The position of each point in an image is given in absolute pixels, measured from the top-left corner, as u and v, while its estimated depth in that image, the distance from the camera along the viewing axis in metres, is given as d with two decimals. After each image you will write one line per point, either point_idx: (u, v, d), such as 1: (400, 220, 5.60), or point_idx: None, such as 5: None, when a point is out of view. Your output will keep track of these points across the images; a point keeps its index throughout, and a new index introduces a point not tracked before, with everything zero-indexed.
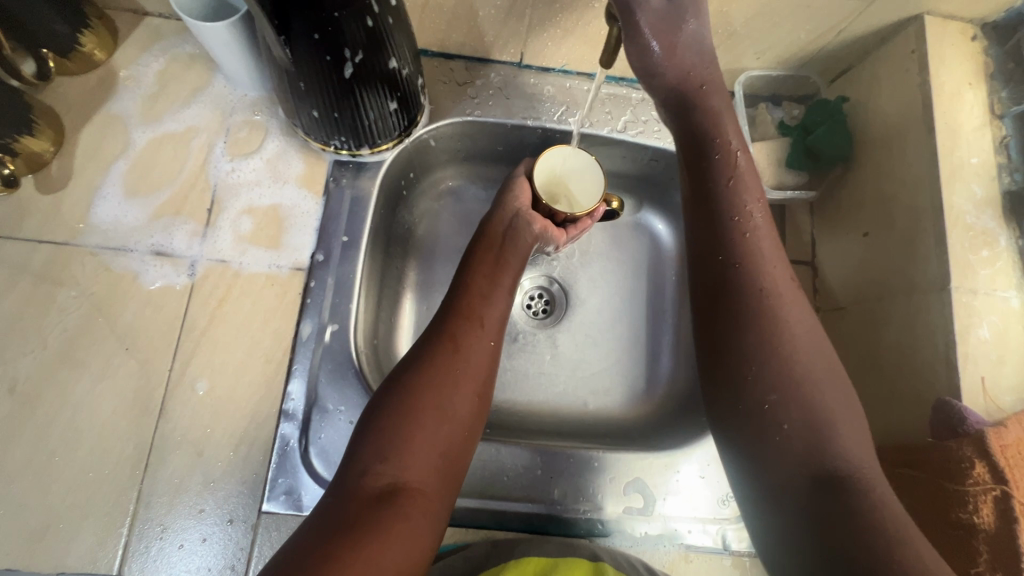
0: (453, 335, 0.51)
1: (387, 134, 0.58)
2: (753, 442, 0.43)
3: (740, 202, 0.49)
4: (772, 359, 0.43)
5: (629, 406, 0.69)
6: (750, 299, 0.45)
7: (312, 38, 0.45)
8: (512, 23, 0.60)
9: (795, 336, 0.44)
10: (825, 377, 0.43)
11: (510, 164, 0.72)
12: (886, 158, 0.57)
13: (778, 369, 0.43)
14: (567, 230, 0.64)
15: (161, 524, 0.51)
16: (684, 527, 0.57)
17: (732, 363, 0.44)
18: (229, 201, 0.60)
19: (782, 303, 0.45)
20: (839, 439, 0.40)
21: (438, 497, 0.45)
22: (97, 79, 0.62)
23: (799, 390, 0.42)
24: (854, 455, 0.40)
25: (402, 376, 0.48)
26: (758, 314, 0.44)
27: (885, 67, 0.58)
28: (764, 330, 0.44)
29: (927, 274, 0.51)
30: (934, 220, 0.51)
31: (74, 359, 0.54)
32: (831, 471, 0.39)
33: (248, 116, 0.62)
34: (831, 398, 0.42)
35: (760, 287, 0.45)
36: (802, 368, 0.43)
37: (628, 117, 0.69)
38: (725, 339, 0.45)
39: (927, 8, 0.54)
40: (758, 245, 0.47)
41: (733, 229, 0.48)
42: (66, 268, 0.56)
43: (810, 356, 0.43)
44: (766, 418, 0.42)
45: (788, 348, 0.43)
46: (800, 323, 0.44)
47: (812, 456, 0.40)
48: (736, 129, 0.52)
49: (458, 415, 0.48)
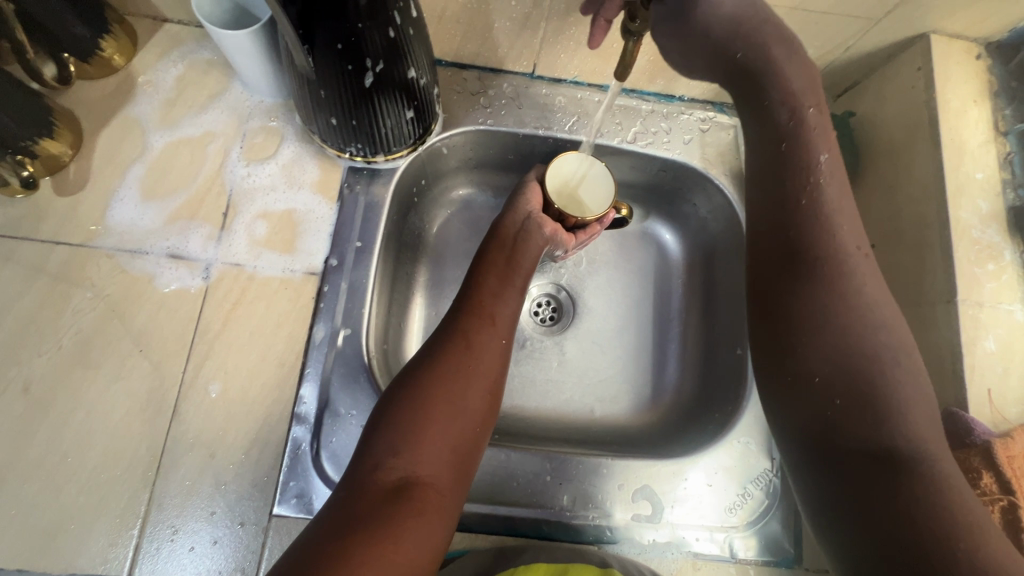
0: (466, 333, 0.52)
1: (401, 142, 0.59)
2: (802, 411, 0.44)
3: (805, 161, 0.47)
4: (824, 329, 0.43)
5: (635, 413, 0.70)
6: (810, 268, 0.45)
7: (335, 48, 0.46)
8: (526, 35, 0.61)
9: (855, 303, 0.43)
10: (884, 341, 0.42)
11: (520, 172, 0.73)
12: (892, 172, 0.58)
13: (834, 339, 0.43)
14: (576, 235, 0.65)
15: (172, 527, 0.51)
16: (691, 534, 0.57)
17: (788, 332, 0.45)
18: (244, 206, 0.60)
19: (840, 268, 0.44)
20: (891, 406, 0.40)
21: (451, 492, 0.45)
22: (116, 83, 0.63)
23: (852, 359, 0.42)
24: (911, 423, 0.40)
25: (414, 372, 0.49)
26: (814, 279, 0.44)
27: (891, 83, 0.59)
28: (825, 295, 0.44)
29: (933, 286, 0.52)
30: (941, 234, 0.52)
31: (89, 359, 0.54)
32: (885, 439, 0.39)
33: (264, 122, 0.63)
34: (888, 360, 0.42)
35: (816, 253, 0.45)
36: (860, 334, 0.42)
37: (638, 129, 0.69)
38: (777, 305, 0.46)
39: (933, 28, 0.55)
40: (818, 207, 0.46)
41: (793, 191, 0.46)
42: (82, 270, 0.57)
43: (866, 324, 0.43)
44: (813, 386, 0.43)
45: (847, 318, 0.43)
46: (858, 288, 0.44)
47: (858, 424, 0.40)
48: (806, 78, 0.48)
49: (470, 411, 0.48)
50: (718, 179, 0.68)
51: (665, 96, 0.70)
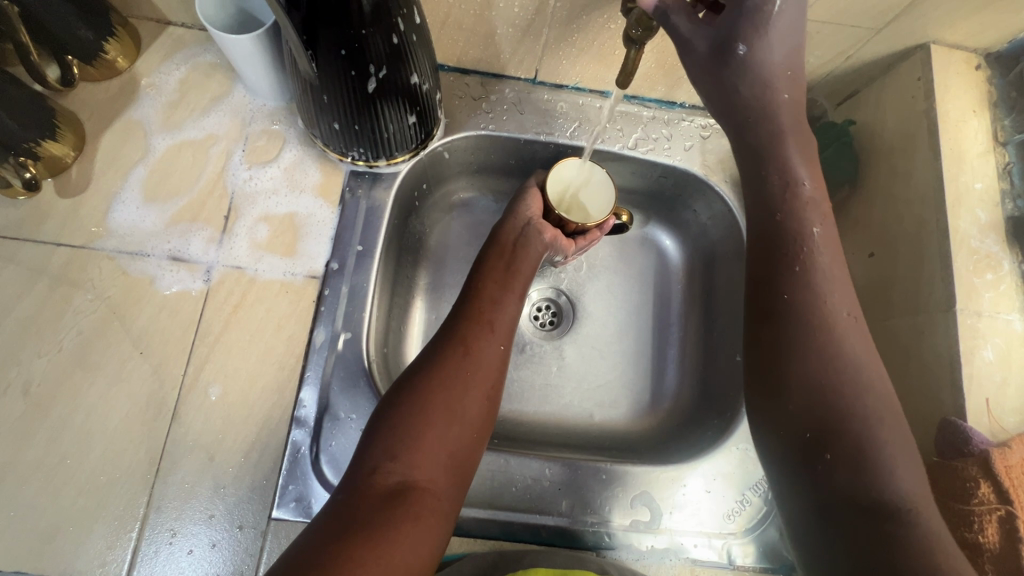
0: (465, 339, 0.52)
1: (403, 147, 0.59)
2: (797, 464, 0.44)
3: (801, 231, 0.48)
4: (816, 388, 0.44)
5: (635, 419, 0.70)
6: (803, 331, 0.45)
7: (339, 54, 0.46)
8: (528, 41, 0.61)
9: (847, 367, 0.44)
10: (877, 407, 0.43)
11: (521, 178, 0.74)
12: (891, 181, 0.59)
13: (825, 399, 0.43)
14: (576, 240, 0.65)
15: (171, 529, 0.51)
16: (690, 541, 0.57)
17: (780, 388, 0.45)
18: (246, 209, 0.61)
19: (833, 334, 0.45)
20: (884, 468, 0.41)
21: (448, 497, 0.45)
22: (119, 85, 0.63)
23: (847, 420, 0.42)
24: (904, 484, 0.40)
25: (413, 376, 0.49)
26: (808, 343, 0.45)
27: (891, 92, 0.60)
28: (820, 358, 0.44)
29: (932, 295, 0.52)
30: (940, 244, 0.52)
31: (90, 360, 0.54)
32: (879, 498, 0.40)
33: (267, 126, 0.63)
34: (881, 424, 0.42)
35: (810, 319, 0.45)
36: (854, 398, 0.43)
37: (639, 135, 0.69)
38: (772, 364, 0.46)
39: (933, 38, 0.56)
40: (811, 273, 0.47)
41: (787, 257, 0.47)
42: (83, 272, 0.57)
43: (860, 390, 0.43)
44: (805, 442, 0.44)
45: (840, 380, 0.44)
46: (852, 354, 0.44)
47: (851, 483, 0.41)
48: (802, 151, 0.49)
49: (468, 417, 0.48)
50: (719, 186, 0.69)
51: (666, 102, 0.70)
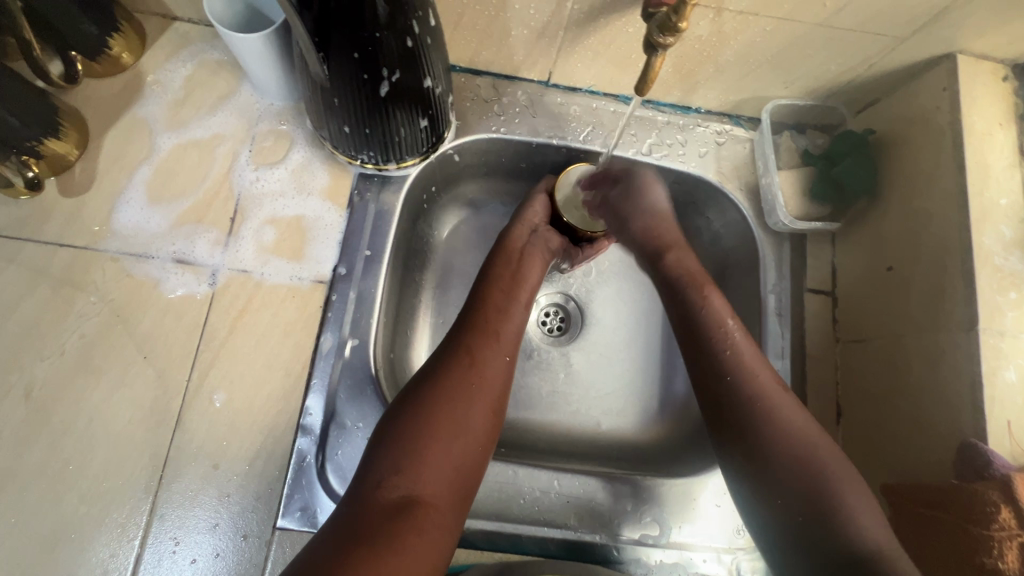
0: (470, 349, 0.51)
1: (414, 150, 0.58)
2: (784, 536, 0.47)
3: (720, 319, 0.55)
4: (774, 465, 0.48)
5: (643, 427, 0.69)
6: (753, 412, 0.50)
7: (352, 56, 0.45)
8: (542, 44, 0.59)
9: (799, 441, 0.48)
10: (834, 460, 0.47)
11: (531, 181, 0.72)
12: (913, 194, 0.57)
13: (795, 474, 0.47)
14: (585, 247, 0.66)
15: (174, 538, 0.50)
16: (699, 556, 0.56)
17: (754, 467, 0.49)
18: (253, 211, 0.59)
19: (779, 413, 0.49)
20: (851, 519, 0.44)
21: (451, 511, 0.44)
22: (124, 82, 0.62)
23: (817, 486, 0.46)
24: (873, 533, 0.44)
25: (418, 388, 0.48)
26: (762, 420, 0.49)
27: (913, 102, 0.58)
28: (774, 441, 0.48)
29: (953, 314, 0.51)
30: (962, 261, 0.51)
31: (92, 365, 0.54)
32: (857, 550, 0.43)
33: (275, 126, 0.62)
34: (843, 479, 0.46)
35: (753, 391, 0.50)
36: (813, 468, 0.47)
37: (653, 140, 0.67)
38: (745, 445, 0.49)
39: (959, 48, 0.54)
40: (741, 358, 0.52)
41: (717, 347, 0.53)
42: (86, 273, 0.56)
43: (811, 449, 0.48)
44: (783, 512, 0.47)
45: (793, 453, 0.48)
46: (797, 430, 0.49)
47: (832, 543, 0.44)
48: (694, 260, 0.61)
49: (473, 428, 0.47)
50: (733, 193, 0.66)
51: (681, 107, 0.68)
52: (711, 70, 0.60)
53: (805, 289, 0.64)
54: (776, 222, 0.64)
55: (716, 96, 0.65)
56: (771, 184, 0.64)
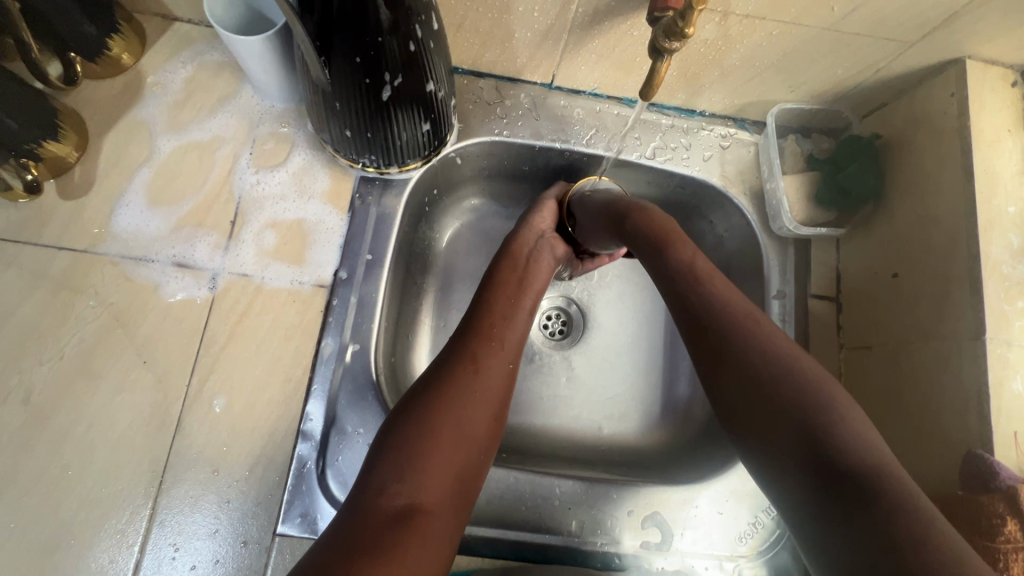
0: (474, 356, 0.51)
1: (416, 154, 0.58)
2: (778, 465, 0.42)
3: (678, 252, 0.52)
4: (755, 385, 0.44)
5: (644, 432, 0.69)
6: (730, 334, 0.46)
7: (354, 61, 0.45)
8: (546, 47, 0.59)
9: (781, 360, 0.44)
10: (826, 383, 0.43)
11: (534, 184, 0.72)
12: (920, 200, 0.57)
13: (777, 393, 0.43)
14: (585, 260, 0.68)
15: (174, 544, 0.50)
16: (700, 563, 0.57)
17: (735, 396, 0.45)
18: (253, 214, 0.59)
19: (756, 334, 0.46)
20: (845, 437, 0.39)
21: (452, 520, 0.43)
22: (124, 84, 0.61)
23: (805, 410, 0.41)
24: (869, 451, 0.39)
25: (422, 394, 0.48)
26: (738, 342, 0.46)
27: (921, 108, 0.58)
28: (753, 360, 0.45)
29: (959, 322, 0.50)
30: (969, 270, 0.50)
31: (92, 369, 0.53)
32: (853, 467, 0.38)
33: (275, 127, 0.61)
34: (833, 395, 0.42)
35: (728, 322, 0.47)
36: (797, 386, 0.42)
37: (657, 143, 0.67)
38: (726, 371, 0.46)
39: (969, 53, 0.53)
40: (710, 283, 0.50)
41: (683, 277, 0.51)
42: (86, 277, 0.55)
43: (796, 373, 0.43)
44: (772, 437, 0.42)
45: (775, 370, 0.44)
46: (779, 352, 0.45)
47: (827, 466, 0.39)
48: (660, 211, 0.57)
49: (475, 437, 0.47)
50: (738, 198, 0.66)
51: (685, 110, 0.67)
52: (716, 74, 0.59)
53: (809, 294, 0.63)
54: (780, 227, 0.64)
55: (720, 100, 0.65)
56: (776, 189, 0.63)
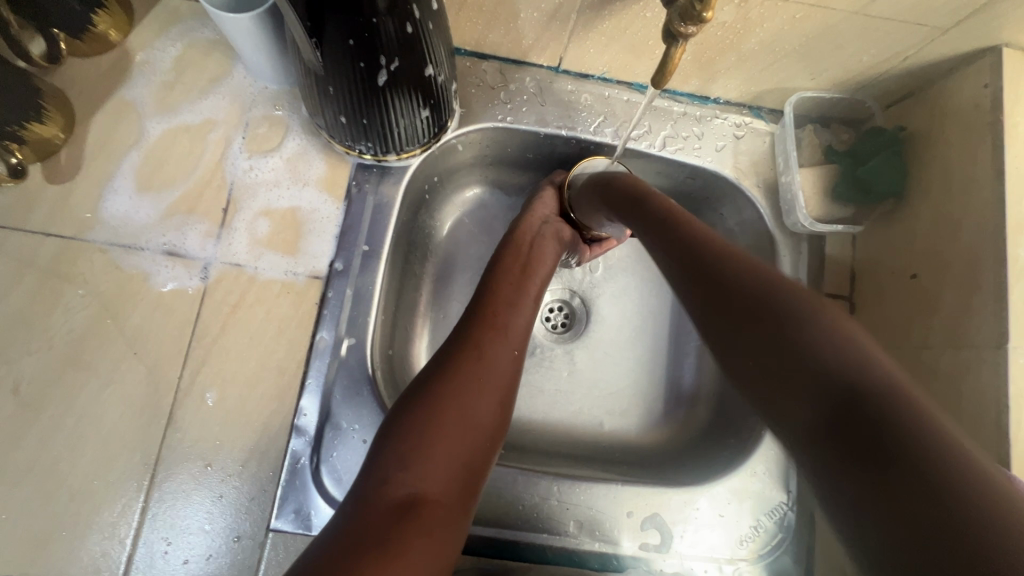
0: (478, 342, 0.49)
1: (415, 141, 0.55)
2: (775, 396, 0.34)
3: (655, 207, 0.50)
4: (739, 307, 0.38)
5: (647, 430, 0.67)
6: (710, 261, 0.42)
7: (347, 43, 0.42)
8: (553, 28, 0.55)
9: (753, 281, 0.39)
10: (801, 301, 0.36)
11: (537, 172, 0.69)
12: (945, 198, 0.54)
13: (757, 310, 0.37)
14: (593, 246, 0.67)
15: (166, 538, 0.49)
16: (700, 566, 0.56)
17: (722, 325, 0.39)
18: (246, 202, 0.57)
19: (734, 262, 0.41)
20: (831, 350, 0.32)
21: (459, 507, 0.41)
22: (111, 62, 0.59)
23: (786, 327, 0.35)
24: (860, 358, 0.31)
25: (424, 384, 0.46)
26: (719, 268, 0.41)
27: (951, 99, 0.54)
28: (732, 285, 0.40)
29: (981, 329, 0.48)
30: (996, 274, 0.48)
31: (81, 360, 0.52)
32: (837, 388, 0.30)
33: (269, 110, 0.59)
34: (811, 307, 0.35)
35: (692, 258, 0.44)
36: (767, 303, 0.37)
37: (668, 132, 0.64)
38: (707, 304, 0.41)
39: (1006, 40, 0.50)
40: (687, 228, 0.46)
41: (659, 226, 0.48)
42: (74, 265, 0.54)
43: (773, 288, 0.38)
44: (763, 363, 0.35)
45: (750, 293, 0.38)
46: (752, 276, 0.39)
47: (807, 380, 0.32)
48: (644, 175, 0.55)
49: (481, 424, 0.45)
50: (751, 191, 0.63)
51: (699, 97, 0.64)
52: (733, 59, 0.56)
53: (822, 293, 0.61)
54: (794, 223, 0.61)
55: (737, 87, 0.61)
56: (792, 182, 0.61)
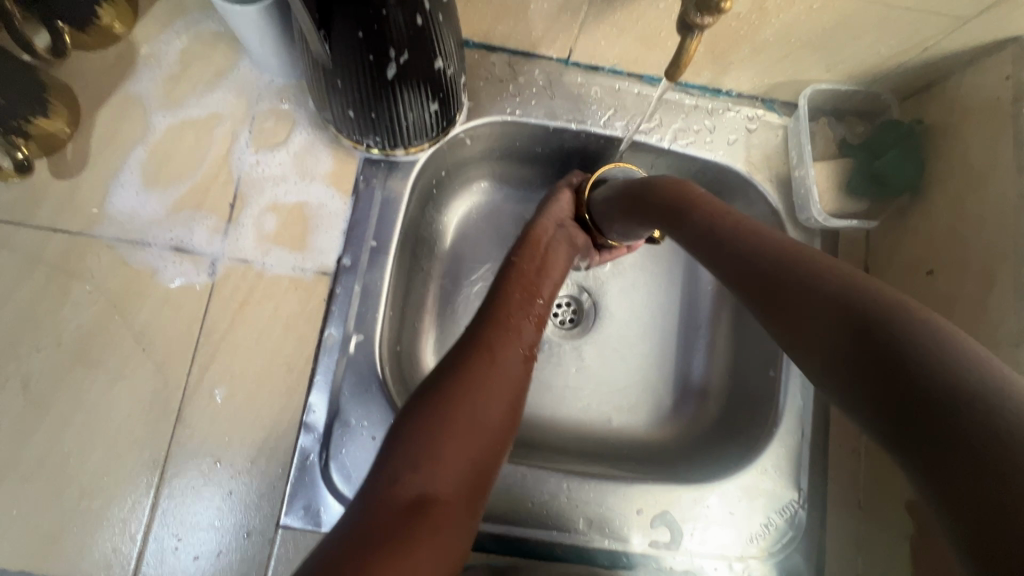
0: (491, 345, 0.49)
1: (423, 136, 0.54)
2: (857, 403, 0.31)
3: (690, 213, 0.48)
4: (800, 308, 0.36)
5: (656, 426, 0.67)
6: (766, 262, 0.40)
7: (356, 36, 0.41)
8: (564, 20, 0.54)
9: (817, 279, 0.36)
10: (870, 291, 0.33)
11: (546, 166, 0.69)
12: (963, 193, 0.53)
13: (820, 309, 0.35)
14: (603, 252, 0.66)
15: (177, 534, 0.49)
16: (710, 564, 0.55)
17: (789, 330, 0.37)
18: (253, 197, 0.56)
19: (795, 261, 0.39)
20: (912, 347, 0.29)
21: (467, 509, 0.41)
22: (115, 55, 0.58)
23: (854, 323, 0.32)
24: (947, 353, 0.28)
25: (436, 385, 0.46)
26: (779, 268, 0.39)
27: (970, 91, 0.53)
28: (795, 285, 0.37)
29: (1000, 328, 0.47)
30: (1017, 271, 0.47)
31: (89, 357, 0.52)
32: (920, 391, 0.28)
33: (275, 104, 0.58)
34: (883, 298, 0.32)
35: (745, 262, 0.42)
36: (834, 300, 0.34)
37: (679, 126, 0.63)
38: (769, 309, 0.39)
39: None
40: (732, 231, 0.44)
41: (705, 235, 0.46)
42: (81, 260, 0.53)
43: (836, 282, 0.35)
44: (837, 366, 0.33)
45: (811, 291, 0.36)
46: (816, 271, 0.37)
47: (885, 385, 0.29)
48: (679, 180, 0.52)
49: (491, 427, 0.45)
50: (763, 185, 0.62)
51: (711, 89, 0.63)
52: (748, 50, 0.55)
53: None
54: (808, 218, 0.60)
55: (750, 79, 0.60)
56: (805, 176, 0.60)
